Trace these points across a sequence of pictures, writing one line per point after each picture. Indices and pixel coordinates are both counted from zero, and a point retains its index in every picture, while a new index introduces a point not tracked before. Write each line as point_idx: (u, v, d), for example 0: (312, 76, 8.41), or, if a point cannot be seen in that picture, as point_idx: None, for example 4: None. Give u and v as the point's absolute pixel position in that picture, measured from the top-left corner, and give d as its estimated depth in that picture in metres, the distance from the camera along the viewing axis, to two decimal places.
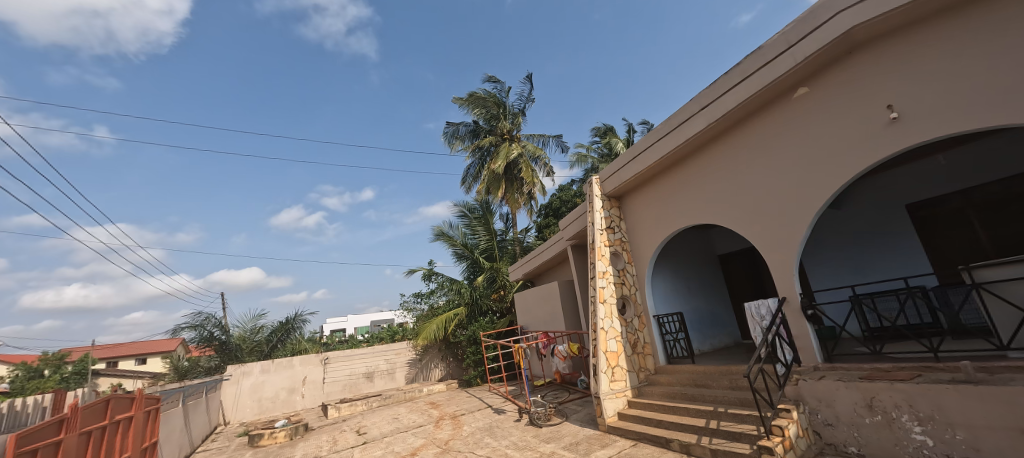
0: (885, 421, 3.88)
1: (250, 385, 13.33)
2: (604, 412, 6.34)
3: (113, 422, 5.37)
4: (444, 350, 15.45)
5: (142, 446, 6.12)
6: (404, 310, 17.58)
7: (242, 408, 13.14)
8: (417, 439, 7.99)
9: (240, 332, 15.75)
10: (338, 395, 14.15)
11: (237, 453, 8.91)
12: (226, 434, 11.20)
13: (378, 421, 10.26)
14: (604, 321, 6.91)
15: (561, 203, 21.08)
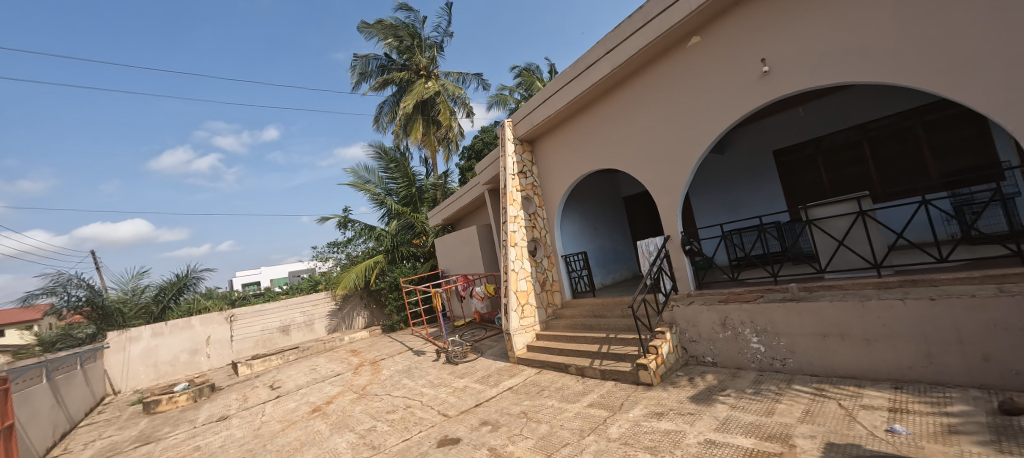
0: (734, 334, 4.71)
1: (142, 351, 12.14)
2: (514, 346, 6.87)
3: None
4: (366, 299, 15.20)
5: None
6: (319, 259, 16.88)
7: (135, 375, 12.01)
8: (334, 387, 8.02)
9: (118, 295, 13.93)
10: (250, 352, 13.46)
11: (131, 423, 8.27)
12: (117, 404, 10.24)
13: (294, 374, 10.06)
14: (514, 263, 7.26)
15: (483, 145, 20.77)
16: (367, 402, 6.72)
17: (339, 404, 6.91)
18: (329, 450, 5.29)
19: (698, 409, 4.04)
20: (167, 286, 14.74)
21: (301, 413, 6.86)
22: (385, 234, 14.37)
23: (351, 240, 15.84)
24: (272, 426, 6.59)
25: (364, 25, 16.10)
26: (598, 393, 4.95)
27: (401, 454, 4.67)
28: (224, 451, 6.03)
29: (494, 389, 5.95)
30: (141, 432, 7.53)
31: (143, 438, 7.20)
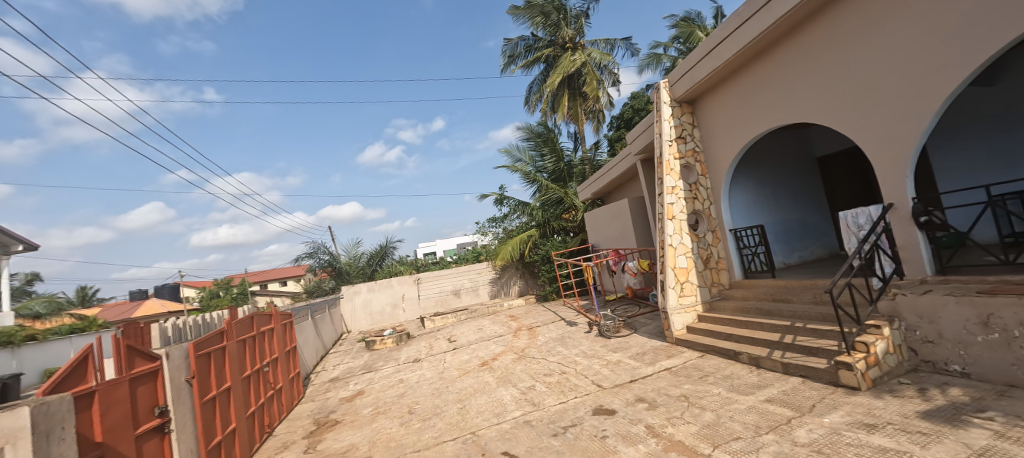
0: (1003, 339, 3.43)
1: (362, 302, 15.50)
2: (673, 326, 6.42)
3: (259, 332, 6.82)
4: (521, 269, 16.23)
5: (285, 349, 7.80)
6: (481, 233, 18.69)
7: (359, 319, 15.43)
8: (498, 346, 8.85)
9: (348, 259, 18.03)
10: (432, 309, 15.87)
11: (358, 355, 10.71)
12: (349, 341, 13.38)
13: (465, 331, 11.48)
14: (672, 238, 6.69)
15: (634, 112, 19.55)
16: (526, 363, 7.21)
17: (503, 361, 7.61)
18: (495, 400, 5.88)
19: (934, 429, 3.10)
20: (375, 252, 18.37)
21: (473, 365, 7.79)
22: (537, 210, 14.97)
23: (507, 216, 16.99)
24: (451, 372, 7.68)
25: (513, 8, 16.54)
26: (780, 388, 4.26)
27: (557, 415, 4.88)
28: (417, 387, 7.30)
29: (651, 367, 5.69)
30: (364, 364, 9.68)
31: (364, 368, 9.26)
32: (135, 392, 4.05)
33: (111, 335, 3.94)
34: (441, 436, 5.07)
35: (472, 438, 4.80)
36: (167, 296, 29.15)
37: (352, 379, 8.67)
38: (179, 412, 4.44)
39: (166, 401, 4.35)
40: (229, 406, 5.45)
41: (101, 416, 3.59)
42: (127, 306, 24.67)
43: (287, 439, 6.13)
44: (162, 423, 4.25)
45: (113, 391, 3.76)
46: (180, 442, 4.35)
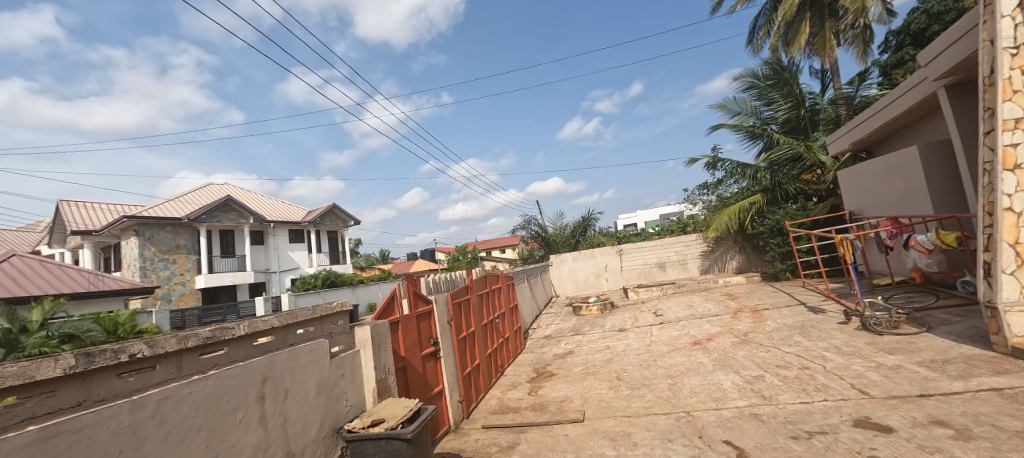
0: None
1: (568, 270, 16.35)
2: (1007, 329, 4.35)
3: (491, 290, 7.98)
4: (740, 243, 13.95)
5: (508, 306, 8.95)
6: (689, 202, 17.05)
7: (565, 285, 16.40)
8: (714, 326, 7.90)
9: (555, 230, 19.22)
10: (636, 281, 15.50)
11: (566, 319, 11.43)
12: (558, 305, 14.39)
13: (673, 306, 10.72)
14: (1015, 199, 4.39)
15: (930, 19, 13.80)
16: (751, 349, 6.17)
17: (720, 343, 6.72)
18: (712, 383, 5.23)
19: None
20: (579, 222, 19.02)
21: (684, 342, 7.19)
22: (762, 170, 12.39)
23: (722, 181, 14.79)
24: (660, 347, 7.27)
25: None
26: None
27: (798, 415, 3.96)
28: (624, 356, 7.21)
29: (959, 383, 3.98)
30: (572, 327, 10.27)
31: (573, 331, 9.75)
32: (420, 325, 5.16)
33: (409, 278, 4.98)
34: (650, 408, 4.83)
35: (686, 418, 4.38)
36: (428, 259, 37.80)
37: (563, 338, 9.30)
38: (444, 343, 5.49)
39: (437, 334, 5.45)
40: (474, 346, 6.53)
41: (404, 336, 4.66)
42: (403, 265, 33.15)
43: (514, 381, 7.05)
44: (435, 350, 5.34)
45: (408, 322, 4.85)
46: (447, 367, 5.40)
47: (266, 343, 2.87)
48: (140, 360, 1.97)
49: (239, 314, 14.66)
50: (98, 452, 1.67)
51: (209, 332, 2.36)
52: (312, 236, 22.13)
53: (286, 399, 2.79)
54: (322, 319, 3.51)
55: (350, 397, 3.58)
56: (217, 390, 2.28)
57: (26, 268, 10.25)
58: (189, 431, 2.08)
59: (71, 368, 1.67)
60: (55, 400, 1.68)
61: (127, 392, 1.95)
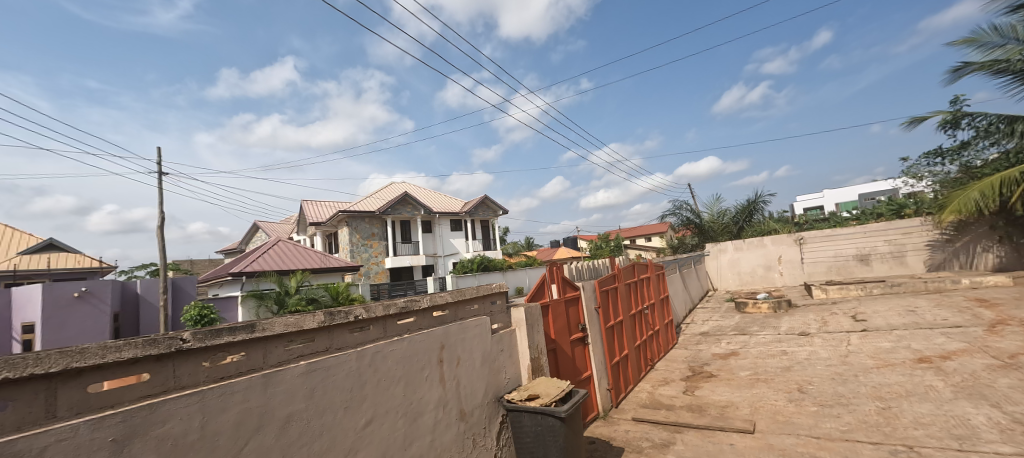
0: None
1: (728, 261, 15.78)
2: None
3: (640, 279, 7.78)
4: (1000, 230, 11.00)
5: (659, 297, 8.65)
6: (910, 178, 14.84)
7: (725, 278, 15.86)
8: (953, 340, 6.41)
9: (710, 216, 18.72)
10: (822, 277, 14.13)
11: (729, 315, 10.75)
12: (715, 300, 13.31)
13: (884, 311, 8.87)
14: None
15: None
16: (1020, 377, 4.78)
17: (966, 365, 5.38)
18: (955, 415, 4.19)
19: None
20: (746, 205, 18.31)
21: (904, 358, 5.98)
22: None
23: (970, 145, 12.20)
24: (862, 361, 6.21)
25: None
26: None
27: None
28: (807, 365, 6.37)
29: None
30: (737, 324, 9.60)
31: (737, 330, 9.05)
32: (568, 309, 5.39)
33: (557, 265, 5.22)
34: (849, 433, 4.14)
35: (908, 453, 3.63)
36: (571, 247, 38.52)
37: (724, 337, 8.65)
38: (592, 330, 5.63)
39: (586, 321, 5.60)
40: (622, 336, 6.53)
41: (552, 321, 4.97)
42: (548, 251, 34.72)
43: (667, 377, 6.79)
44: (584, 336, 5.51)
45: (557, 307, 5.14)
46: (595, 353, 5.53)
47: (442, 315, 3.60)
48: (361, 320, 2.82)
49: (415, 290, 17.03)
50: (341, 385, 2.48)
51: (402, 303, 3.17)
52: (468, 224, 24.23)
53: (458, 365, 3.47)
54: (484, 297, 4.14)
55: (508, 370, 4.12)
56: (409, 350, 3.01)
57: (285, 250, 14.45)
58: (393, 380, 2.83)
59: (322, 321, 2.56)
60: (316, 344, 2.57)
61: (355, 343, 2.80)
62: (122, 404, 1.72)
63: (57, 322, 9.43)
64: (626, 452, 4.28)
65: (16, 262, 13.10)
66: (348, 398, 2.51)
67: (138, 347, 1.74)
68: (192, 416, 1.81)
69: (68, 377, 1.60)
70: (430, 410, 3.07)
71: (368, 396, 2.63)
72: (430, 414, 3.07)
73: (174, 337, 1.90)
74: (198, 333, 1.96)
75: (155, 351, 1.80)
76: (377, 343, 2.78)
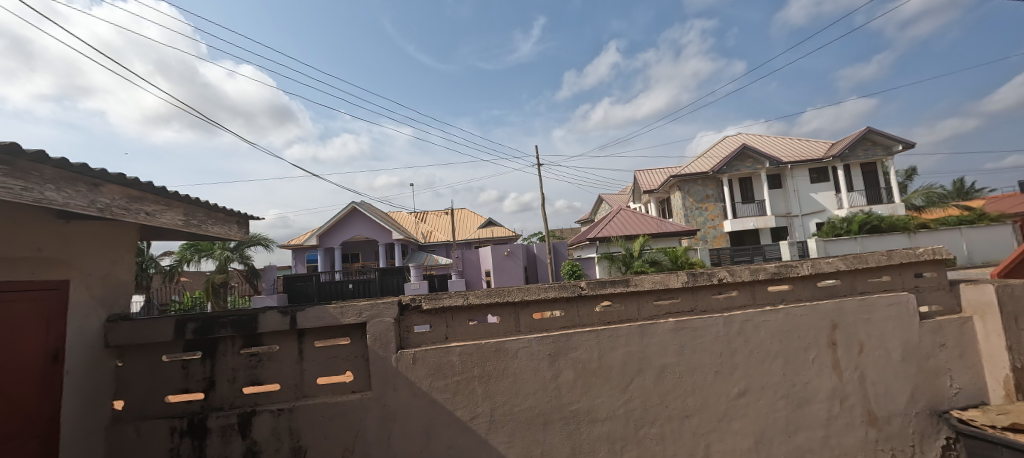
0: None
1: None
2: None
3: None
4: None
5: None
6: None
7: None
8: None
9: None
10: None
11: None
12: None
13: None
14: None
15: None
16: None
17: None
18: None
19: None
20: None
21: None
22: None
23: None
24: None
25: None
26: None
27: None
28: None
29: None
30: None
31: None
32: None
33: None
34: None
35: None
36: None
37: None
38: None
39: None
40: None
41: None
42: (1012, 198, 22.25)
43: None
44: None
45: None
46: None
47: (833, 286, 2.93)
48: (726, 283, 2.74)
49: (763, 256, 15.03)
50: (709, 348, 2.58)
51: (774, 268, 2.80)
52: (838, 171, 18.92)
53: (861, 352, 2.75)
54: (901, 267, 2.99)
55: (957, 376, 2.85)
56: (787, 323, 2.68)
57: (628, 218, 15.87)
58: (768, 355, 2.64)
59: (686, 281, 2.69)
60: (682, 304, 2.74)
61: (721, 307, 2.77)
62: (552, 329, 2.56)
63: (499, 271, 14.19)
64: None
65: (479, 233, 20.62)
66: (719, 362, 2.58)
67: (556, 291, 2.53)
68: (592, 348, 2.45)
69: (525, 305, 2.55)
70: (821, 400, 2.66)
71: (740, 366, 2.60)
72: (822, 404, 2.66)
73: (576, 284, 2.59)
74: (591, 283, 2.59)
75: (565, 294, 2.54)
76: (746, 312, 2.64)
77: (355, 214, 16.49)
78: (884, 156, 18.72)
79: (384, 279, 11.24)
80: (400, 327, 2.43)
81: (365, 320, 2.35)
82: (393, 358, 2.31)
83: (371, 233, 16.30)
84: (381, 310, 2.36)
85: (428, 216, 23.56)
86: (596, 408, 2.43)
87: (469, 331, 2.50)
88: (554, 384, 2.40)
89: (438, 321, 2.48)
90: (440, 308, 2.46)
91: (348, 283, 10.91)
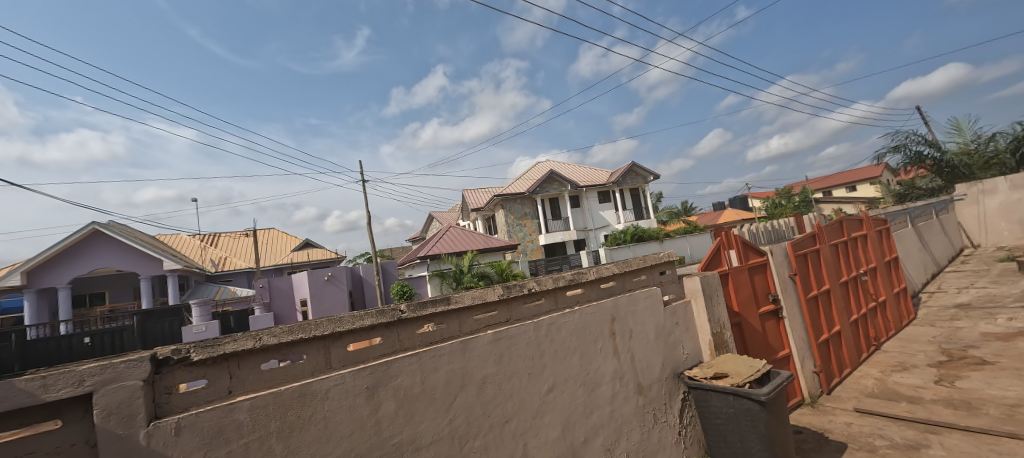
0: None
1: (1001, 204, 14.18)
2: None
3: (851, 239, 6.58)
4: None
5: (884, 257, 7.40)
6: None
7: (995, 232, 14.38)
8: None
9: (957, 149, 17.49)
10: None
11: (1013, 279, 8.98)
12: (970, 265, 11.28)
13: None
14: None
15: None
16: None
17: None
18: None
19: None
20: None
21: None
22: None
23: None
24: None
25: None
26: None
27: None
28: None
29: None
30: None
31: (1020, 302, 7.29)
32: (753, 278, 4.86)
33: (732, 230, 4.77)
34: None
35: None
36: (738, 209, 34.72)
37: (1001, 313, 7.00)
38: (788, 303, 5.00)
39: (777, 291, 5.01)
40: (833, 309, 5.68)
41: (735, 292, 4.56)
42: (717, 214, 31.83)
43: (903, 362, 5.72)
44: (776, 309, 4.95)
45: (738, 276, 4.67)
46: (793, 329, 4.94)
47: (611, 286, 3.59)
48: (534, 292, 3.07)
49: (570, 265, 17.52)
50: (523, 353, 2.82)
51: (570, 275, 3.28)
52: (616, 194, 23.51)
53: (632, 337, 3.44)
54: (652, 267, 3.89)
55: (688, 345, 3.84)
56: (581, 322, 3.16)
57: (457, 236, 16.31)
58: (567, 352, 3.05)
59: (501, 294, 2.90)
60: (499, 316, 2.94)
61: (530, 314, 3.08)
62: (370, 359, 2.40)
63: (317, 299, 12.68)
64: (850, 448, 3.79)
65: (291, 257, 18.16)
66: (531, 366, 2.85)
67: (373, 318, 2.40)
68: (414, 372, 2.40)
69: (337, 338, 2.34)
70: (607, 382, 3.20)
71: (548, 365, 2.93)
72: (608, 386, 3.20)
73: (395, 309, 2.50)
74: (410, 306, 2.55)
75: (384, 320, 2.44)
76: (551, 316, 3.01)
77: (98, 239, 12.40)
78: (643, 184, 24.03)
79: (148, 325, 8.80)
80: (155, 390, 1.86)
81: (90, 390, 1.70)
82: (142, 435, 1.74)
83: (124, 263, 12.49)
84: (120, 372, 1.77)
85: (218, 239, 19.65)
86: (420, 434, 2.36)
87: (263, 378, 2.12)
88: (373, 420, 2.24)
89: (218, 372, 2.03)
90: (220, 356, 2.01)
91: (84, 336, 8.06)
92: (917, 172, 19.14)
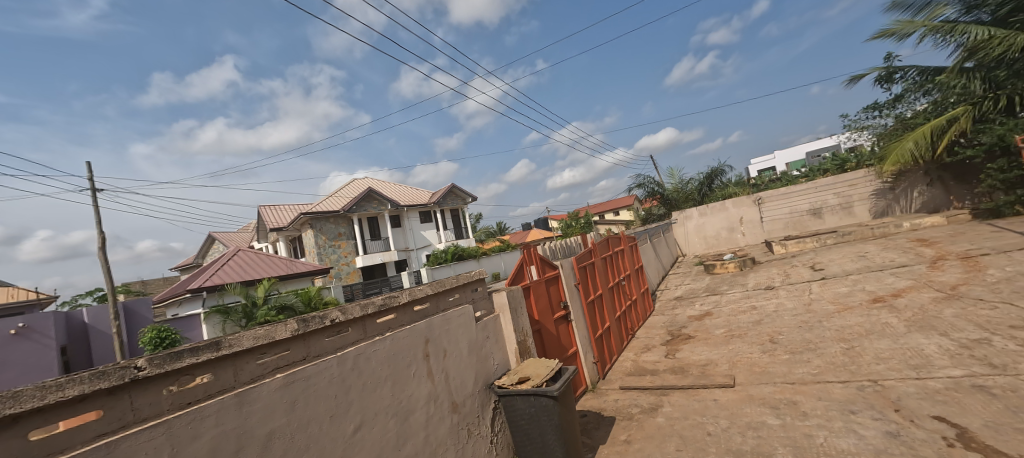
0: None
1: (695, 226, 20.14)
2: None
3: (614, 252, 8.30)
4: (933, 174, 14.04)
5: (634, 265, 9.57)
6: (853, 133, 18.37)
7: (692, 244, 20.32)
8: (900, 279, 7.67)
9: (673, 186, 24.31)
10: (782, 231, 17.96)
11: (702, 276, 12.86)
12: (681, 268, 15.65)
13: (839, 258, 10.75)
14: None
15: None
16: (962, 305, 5.81)
17: (913, 300, 6.42)
18: (907, 347, 4.95)
19: None
20: (709, 173, 23.93)
21: (860, 299, 7.12)
22: (948, 76, 11.72)
23: (903, 98, 15.25)
24: (825, 307, 7.25)
25: None
26: None
27: None
28: (776, 318, 7.30)
29: None
30: (711, 286, 11.26)
31: (708, 292, 10.48)
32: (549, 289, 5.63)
33: (533, 247, 5.44)
34: (821, 376, 4.74)
35: (872, 387, 4.21)
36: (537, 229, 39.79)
37: (697, 300, 9.92)
38: (574, 307, 5.96)
39: (566, 298, 5.92)
40: (604, 309, 7.03)
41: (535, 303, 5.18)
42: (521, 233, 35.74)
43: (648, 343, 7.46)
44: (566, 314, 5.83)
45: (537, 287, 5.33)
46: (579, 329, 5.89)
47: (424, 308, 3.63)
48: (339, 323, 2.85)
49: (390, 286, 16.90)
50: (323, 393, 2.56)
51: (380, 301, 3.19)
52: (438, 215, 24.00)
53: (445, 357, 3.55)
54: (464, 286, 4.11)
55: (497, 356, 4.18)
56: (392, 349, 3.09)
57: (247, 260, 13.87)
58: (377, 382, 2.92)
59: (296, 329, 2.57)
60: (292, 354, 2.57)
61: (333, 348, 2.82)
62: (79, 445, 1.69)
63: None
64: (617, 419, 4.70)
65: None
66: (333, 406, 2.59)
67: (89, 383, 1.72)
68: (159, 448, 1.84)
69: (10, 425, 1.55)
70: (420, 407, 3.18)
71: (354, 401, 2.73)
72: (422, 410, 3.18)
73: (129, 366, 1.87)
74: (155, 360, 1.95)
75: (108, 384, 1.78)
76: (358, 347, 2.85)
77: None
78: (463, 205, 25.36)
79: None
80: None
81: None
82: None
83: None
84: None
85: None
86: None
87: None
88: None
89: None
90: None
91: None
92: (651, 201, 25.84)
